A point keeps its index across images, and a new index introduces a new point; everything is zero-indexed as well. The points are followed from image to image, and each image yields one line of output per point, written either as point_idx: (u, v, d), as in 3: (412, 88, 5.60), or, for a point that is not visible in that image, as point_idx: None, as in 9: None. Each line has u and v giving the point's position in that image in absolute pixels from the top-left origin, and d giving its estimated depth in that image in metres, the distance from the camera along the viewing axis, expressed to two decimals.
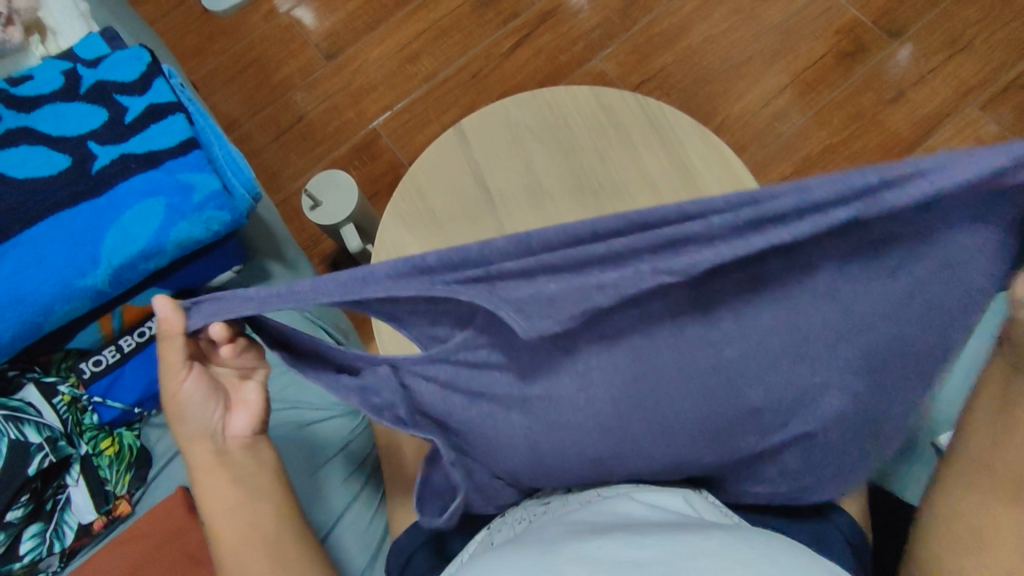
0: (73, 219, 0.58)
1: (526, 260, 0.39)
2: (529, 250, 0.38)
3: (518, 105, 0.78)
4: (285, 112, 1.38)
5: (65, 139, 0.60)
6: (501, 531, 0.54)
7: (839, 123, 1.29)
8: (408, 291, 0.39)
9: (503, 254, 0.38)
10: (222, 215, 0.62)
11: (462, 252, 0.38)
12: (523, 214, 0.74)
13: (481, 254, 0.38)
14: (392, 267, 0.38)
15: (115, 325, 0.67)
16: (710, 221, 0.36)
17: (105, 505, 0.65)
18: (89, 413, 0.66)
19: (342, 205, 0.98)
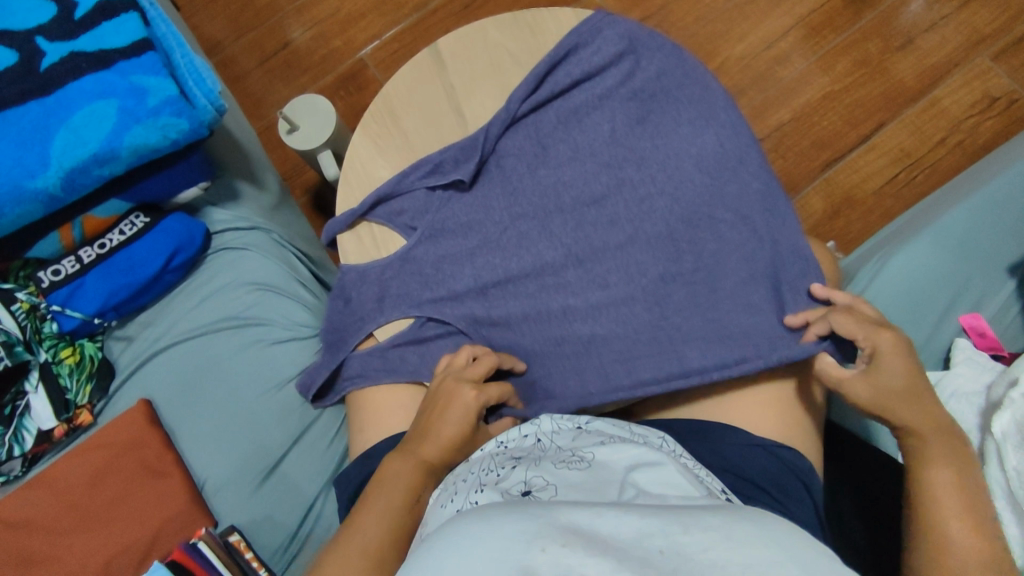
0: (21, 118, 0.56)
1: (445, 160, 0.70)
2: (438, 168, 0.71)
3: (498, 25, 0.74)
4: (269, 37, 1.34)
5: (11, 33, 0.57)
6: (460, 480, 0.55)
7: (844, 70, 1.24)
8: (397, 185, 0.70)
9: (438, 164, 0.71)
10: (180, 122, 0.60)
11: (414, 166, 0.70)
12: (473, 85, 0.73)
13: (423, 161, 0.70)
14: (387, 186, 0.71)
15: (75, 236, 0.66)
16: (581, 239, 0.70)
17: (64, 413, 0.66)
18: (49, 322, 0.66)
19: (319, 130, 0.95)
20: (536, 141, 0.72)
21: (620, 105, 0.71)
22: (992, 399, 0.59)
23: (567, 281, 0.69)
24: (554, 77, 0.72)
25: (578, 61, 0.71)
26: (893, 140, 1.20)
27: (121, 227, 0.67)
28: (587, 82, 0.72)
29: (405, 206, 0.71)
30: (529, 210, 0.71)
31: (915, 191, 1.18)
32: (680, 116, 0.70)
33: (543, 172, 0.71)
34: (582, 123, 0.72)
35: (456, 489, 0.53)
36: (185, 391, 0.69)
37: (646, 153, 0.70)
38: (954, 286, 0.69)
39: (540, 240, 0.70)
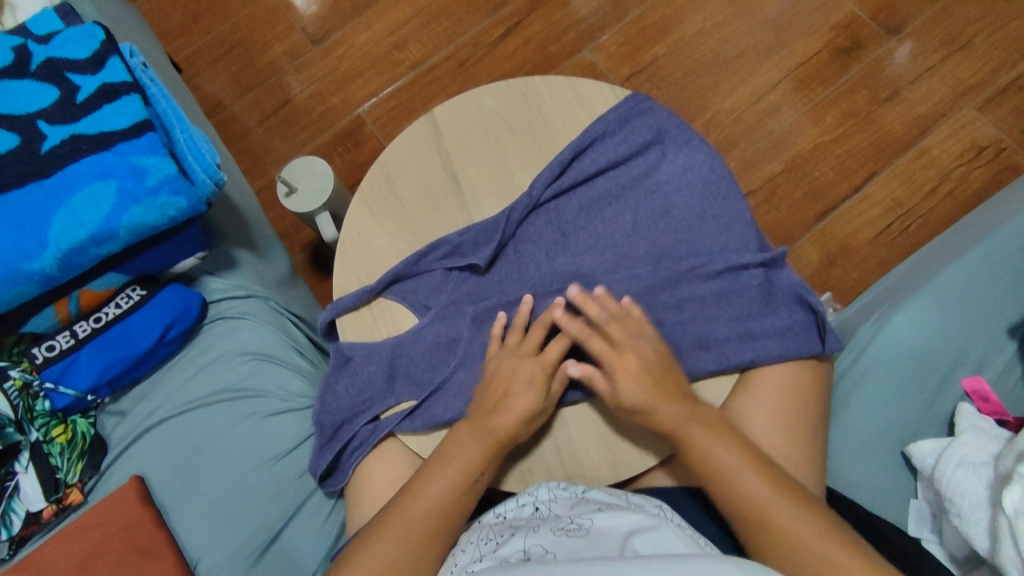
0: (20, 200, 0.56)
1: (465, 237, 0.70)
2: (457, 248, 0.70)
3: (492, 93, 0.76)
4: (268, 96, 1.37)
5: (13, 116, 0.58)
6: (459, 552, 0.55)
7: (833, 121, 1.26)
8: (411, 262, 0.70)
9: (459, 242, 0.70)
10: (178, 201, 0.60)
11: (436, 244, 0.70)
12: (470, 154, 0.74)
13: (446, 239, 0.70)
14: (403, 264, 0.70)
15: (71, 309, 0.66)
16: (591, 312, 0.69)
17: (53, 494, 0.64)
18: (42, 399, 0.64)
19: (317, 193, 0.96)
20: (555, 228, 0.72)
21: (645, 199, 0.72)
22: (998, 472, 0.56)
23: (584, 352, 0.67)
24: (579, 164, 0.72)
25: (605, 150, 0.72)
26: (885, 190, 1.22)
27: (117, 300, 0.67)
28: (611, 171, 0.73)
29: (421, 286, 0.71)
30: (541, 283, 0.70)
31: (909, 240, 1.19)
32: (689, 186, 0.71)
33: (563, 259, 0.70)
34: (604, 213, 0.72)
35: (457, 563, 0.53)
36: (180, 466, 0.68)
37: (656, 223, 0.71)
38: (957, 346, 0.69)
39: (564, 308, 0.69)
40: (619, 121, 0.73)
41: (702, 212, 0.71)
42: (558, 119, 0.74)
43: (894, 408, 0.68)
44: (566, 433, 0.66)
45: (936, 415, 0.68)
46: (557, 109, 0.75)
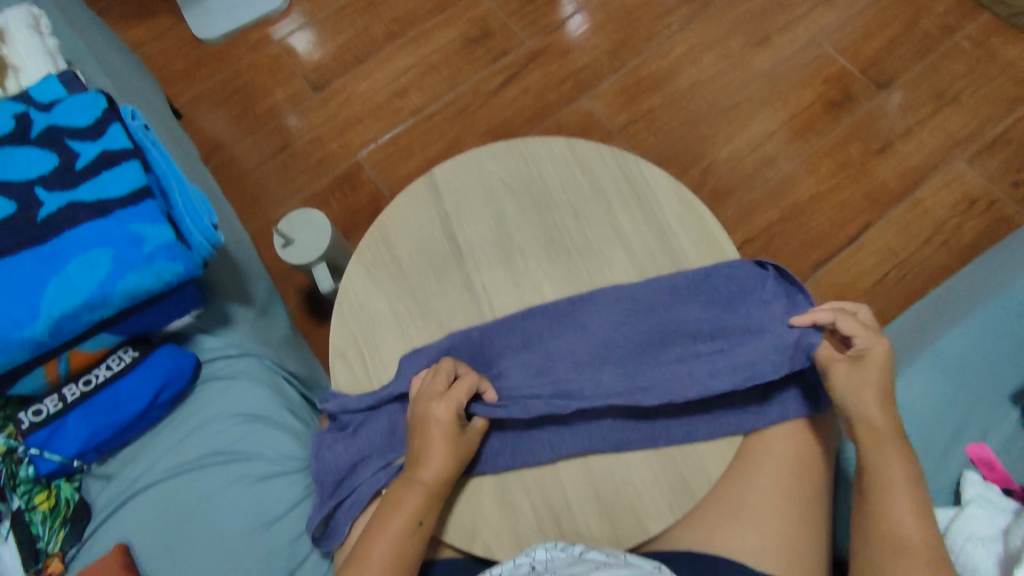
0: (14, 267, 0.56)
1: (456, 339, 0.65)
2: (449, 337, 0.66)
3: (492, 155, 0.77)
4: (269, 142, 1.38)
5: (10, 183, 0.58)
6: None
7: (826, 171, 1.28)
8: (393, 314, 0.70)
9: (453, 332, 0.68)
10: (176, 266, 0.60)
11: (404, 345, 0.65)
12: (469, 215, 0.74)
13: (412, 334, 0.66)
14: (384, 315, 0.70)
15: (60, 372, 0.64)
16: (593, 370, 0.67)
17: (34, 565, 0.61)
18: (25, 465, 0.63)
19: (315, 244, 0.96)
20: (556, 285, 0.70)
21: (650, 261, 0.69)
22: (1009, 549, 0.56)
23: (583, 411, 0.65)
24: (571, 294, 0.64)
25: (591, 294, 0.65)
26: (881, 239, 1.23)
27: (108, 362, 0.66)
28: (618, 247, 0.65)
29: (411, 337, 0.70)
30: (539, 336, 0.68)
31: (906, 289, 1.19)
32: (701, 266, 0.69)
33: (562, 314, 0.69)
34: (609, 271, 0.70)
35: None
36: (166, 532, 0.66)
37: (669, 288, 0.69)
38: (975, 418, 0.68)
39: (564, 367, 0.67)
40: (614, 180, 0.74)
41: (721, 279, 0.69)
42: (556, 181, 0.75)
43: None
44: (564, 502, 0.63)
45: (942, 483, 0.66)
46: (555, 171, 0.76)
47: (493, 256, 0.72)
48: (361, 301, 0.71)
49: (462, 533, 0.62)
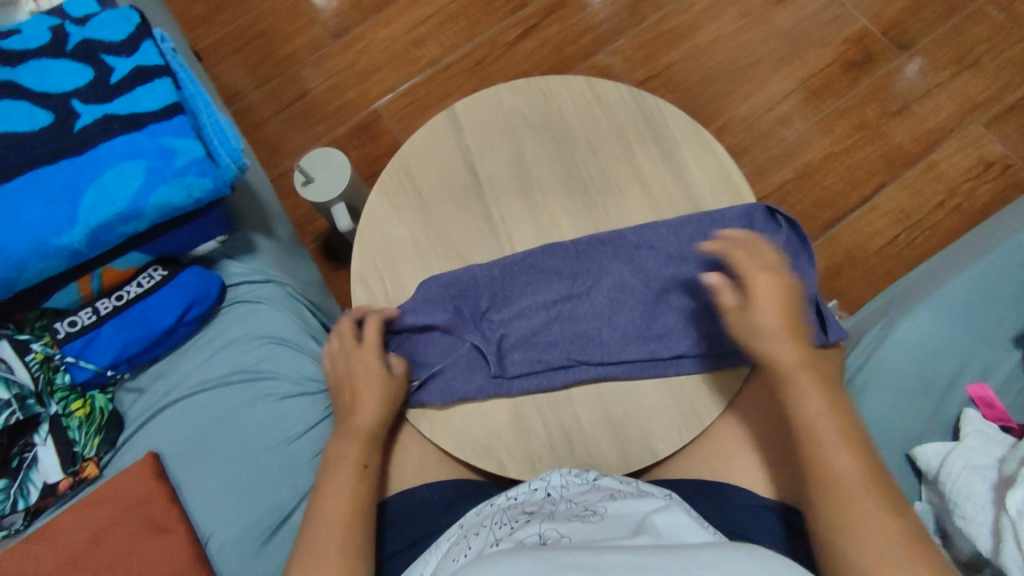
0: (52, 175, 0.58)
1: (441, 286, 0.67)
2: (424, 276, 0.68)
3: (513, 91, 0.78)
4: (287, 88, 1.38)
5: (49, 96, 0.60)
6: (466, 540, 0.55)
7: (843, 132, 1.28)
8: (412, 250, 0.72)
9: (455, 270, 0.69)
10: (204, 182, 0.62)
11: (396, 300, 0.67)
12: (489, 149, 0.75)
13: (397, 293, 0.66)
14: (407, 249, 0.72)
15: (93, 287, 0.67)
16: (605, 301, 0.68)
17: (71, 467, 0.64)
18: (62, 373, 0.66)
19: (335, 183, 0.98)
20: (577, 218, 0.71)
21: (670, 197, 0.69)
22: (1004, 475, 0.56)
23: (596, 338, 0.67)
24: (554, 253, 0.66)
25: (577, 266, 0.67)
26: (894, 201, 1.23)
27: (138, 279, 0.68)
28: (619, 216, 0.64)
29: (434, 266, 0.71)
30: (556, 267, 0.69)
31: (916, 251, 1.21)
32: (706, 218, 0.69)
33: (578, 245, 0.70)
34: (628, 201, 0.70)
35: (470, 541, 0.54)
36: (194, 445, 0.68)
37: (690, 226, 0.70)
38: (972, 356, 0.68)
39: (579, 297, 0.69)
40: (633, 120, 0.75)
41: (740, 219, 0.69)
42: (575, 118, 0.76)
43: (897, 414, 0.68)
44: (577, 424, 0.65)
45: (941, 420, 0.67)
46: (574, 109, 0.77)
47: (511, 190, 0.74)
48: (381, 230, 0.73)
49: (478, 452, 0.64)
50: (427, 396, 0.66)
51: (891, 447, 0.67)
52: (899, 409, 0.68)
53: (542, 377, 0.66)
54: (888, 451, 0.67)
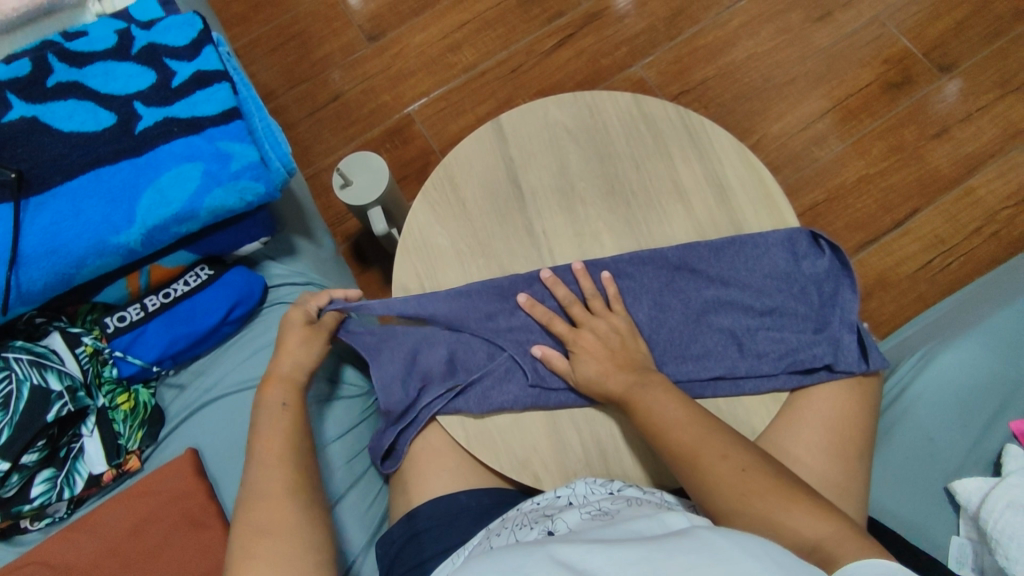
0: (113, 175, 0.60)
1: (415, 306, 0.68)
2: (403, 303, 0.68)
3: (557, 105, 0.78)
4: (323, 89, 1.40)
5: (111, 97, 0.62)
6: (487, 542, 0.55)
7: (878, 154, 1.27)
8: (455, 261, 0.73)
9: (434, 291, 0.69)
10: (257, 186, 0.63)
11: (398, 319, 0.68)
12: (533, 161, 0.76)
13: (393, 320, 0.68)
14: (450, 259, 0.73)
15: (142, 283, 0.69)
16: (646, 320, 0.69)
17: (115, 459, 0.66)
18: (110, 366, 0.68)
19: (372, 187, 0.99)
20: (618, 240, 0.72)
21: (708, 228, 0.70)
22: None
23: None
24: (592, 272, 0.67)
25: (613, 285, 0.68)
26: (928, 226, 1.22)
27: (185, 278, 0.70)
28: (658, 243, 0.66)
29: (476, 276, 0.72)
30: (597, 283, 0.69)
31: (949, 276, 1.19)
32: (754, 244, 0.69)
33: (619, 262, 0.70)
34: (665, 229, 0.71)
35: (490, 542, 0.54)
36: (234, 446, 0.69)
37: (732, 249, 0.70)
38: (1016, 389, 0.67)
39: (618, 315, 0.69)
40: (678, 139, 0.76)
41: (785, 244, 0.69)
42: (620, 135, 0.77)
43: (936, 446, 0.67)
44: (614, 441, 0.64)
45: (981, 455, 0.66)
46: (619, 125, 0.77)
47: (554, 203, 0.74)
48: (425, 238, 0.74)
49: (513, 464, 0.64)
50: (462, 403, 0.65)
51: (931, 480, 0.66)
52: (938, 441, 0.67)
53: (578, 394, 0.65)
54: (929, 484, 0.66)
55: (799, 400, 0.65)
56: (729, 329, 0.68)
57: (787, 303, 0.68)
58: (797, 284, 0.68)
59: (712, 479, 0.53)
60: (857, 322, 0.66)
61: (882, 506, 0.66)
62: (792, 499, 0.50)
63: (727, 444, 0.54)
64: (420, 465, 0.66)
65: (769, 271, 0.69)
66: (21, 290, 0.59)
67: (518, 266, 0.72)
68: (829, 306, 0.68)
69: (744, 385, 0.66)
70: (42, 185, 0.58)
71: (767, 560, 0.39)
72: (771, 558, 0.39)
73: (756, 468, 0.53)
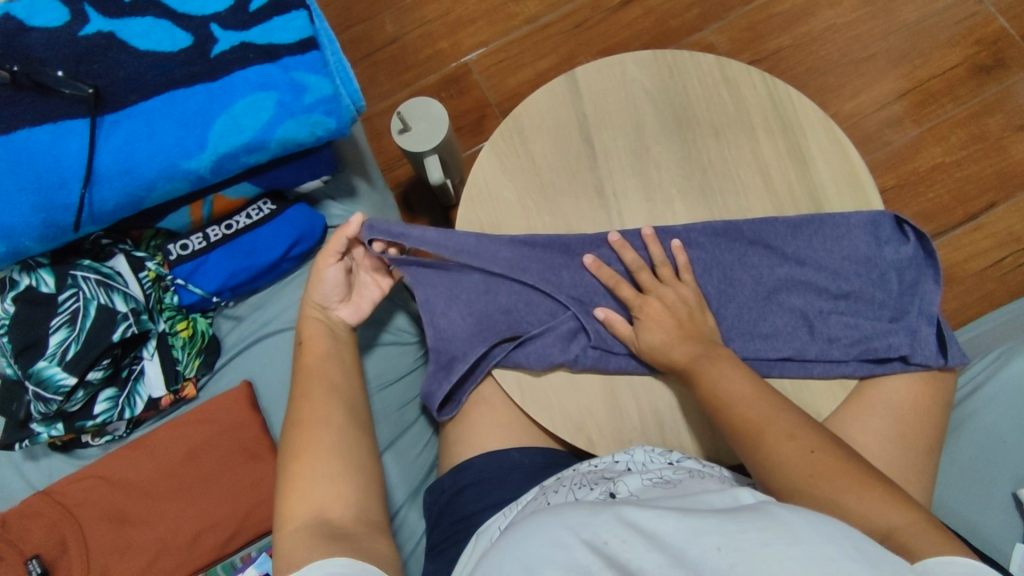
0: (187, 99, 0.59)
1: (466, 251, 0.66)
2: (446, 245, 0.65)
3: (638, 62, 0.74)
4: (380, 32, 1.36)
5: (188, 17, 0.60)
6: (541, 499, 0.54)
7: (957, 141, 1.20)
8: (520, 217, 0.71)
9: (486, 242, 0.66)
10: (328, 121, 0.62)
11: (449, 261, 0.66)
12: (608, 119, 0.73)
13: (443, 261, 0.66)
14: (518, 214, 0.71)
15: (204, 213, 0.68)
16: (712, 294, 0.67)
17: (174, 385, 0.66)
18: (171, 293, 0.68)
19: (432, 134, 0.96)
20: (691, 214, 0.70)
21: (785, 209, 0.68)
22: None
23: None
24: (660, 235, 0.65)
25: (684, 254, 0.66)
26: (1004, 222, 1.16)
27: (248, 211, 0.69)
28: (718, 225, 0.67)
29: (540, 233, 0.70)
30: (667, 251, 0.67)
31: (1021, 277, 1.14)
32: (836, 224, 0.66)
33: (691, 232, 0.67)
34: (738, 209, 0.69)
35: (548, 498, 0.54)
36: (288, 381, 0.69)
37: (812, 227, 0.66)
38: None
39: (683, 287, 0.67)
40: (762, 108, 0.72)
41: (868, 227, 0.66)
42: (699, 99, 0.73)
43: (1006, 448, 0.64)
44: (671, 413, 0.63)
45: None
46: (701, 88, 0.73)
47: (627, 165, 0.71)
48: (491, 189, 0.72)
49: (568, 427, 0.63)
50: (522, 359, 0.64)
51: (997, 480, 0.63)
52: (1009, 443, 0.64)
53: (638, 362, 0.64)
54: (994, 485, 0.63)
55: (868, 389, 0.63)
56: (801, 310, 0.65)
57: (864, 288, 0.65)
58: (877, 270, 0.65)
59: (777, 458, 0.51)
60: (937, 314, 0.63)
61: (946, 506, 0.65)
62: (865, 485, 0.48)
63: (795, 424, 0.52)
64: (472, 417, 0.66)
65: (848, 255, 0.66)
66: (93, 209, 0.59)
67: (585, 226, 0.70)
68: (908, 295, 0.65)
69: (811, 369, 0.64)
70: (117, 103, 0.58)
71: (866, 559, 0.35)
72: (856, 543, 0.36)
73: (826, 451, 0.50)
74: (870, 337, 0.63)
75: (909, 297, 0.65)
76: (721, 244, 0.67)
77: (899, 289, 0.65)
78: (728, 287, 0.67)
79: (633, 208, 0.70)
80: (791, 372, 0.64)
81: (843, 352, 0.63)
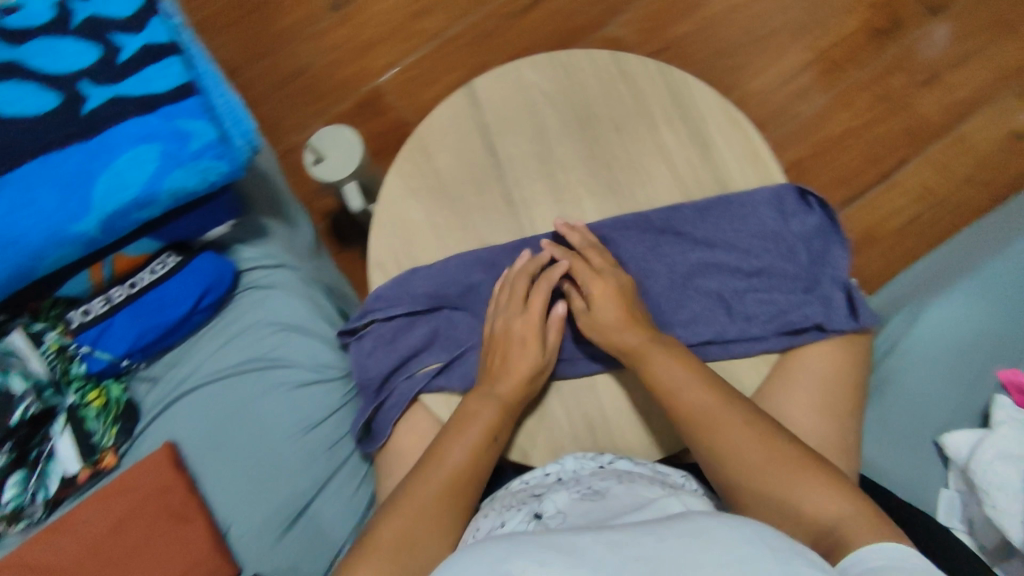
0: (62, 161, 0.56)
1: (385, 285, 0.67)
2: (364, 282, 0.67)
3: (534, 67, 0.75)
4: (289, 61, 1.34)
5: (55, 76, 0.58)
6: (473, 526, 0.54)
7: (864, 105, 1.24)
8: (433, 237, 0.70)
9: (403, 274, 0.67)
10: (220, 165, 0.60)
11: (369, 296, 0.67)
12: (510, 127, 0.73)
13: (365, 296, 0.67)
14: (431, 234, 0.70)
15: (105, 274, 0.63)
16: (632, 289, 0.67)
17: (90, 456, 0.64)
18: (77, 362, 0.64)
19: (345, 161, 0.95)
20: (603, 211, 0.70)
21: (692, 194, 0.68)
22: None
23: None
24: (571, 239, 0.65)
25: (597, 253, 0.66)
26: (917, 177, 1.20)
27: (152, 266, 0.65)
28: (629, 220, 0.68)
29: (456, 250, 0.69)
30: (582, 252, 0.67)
31: (938, 227, 1.18)
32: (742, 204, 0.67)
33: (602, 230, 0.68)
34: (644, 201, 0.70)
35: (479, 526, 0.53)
36: (213, 434, 0.68)
37: (718, 209, 0.68)
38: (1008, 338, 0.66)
39: None
40: (660, 99, 0.73)
41: (772, 203, 0.67)
42: (597, 96, 0.73)
43: (928, 401, 0.66)
44: (602, 414, 0.63)
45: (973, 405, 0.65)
46: (598, 86, 0.74)
47: (534, 171, 0.71)
48: (402, 213, 0.71)
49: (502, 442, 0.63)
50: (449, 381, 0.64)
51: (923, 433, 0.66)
52: (930, 395, 0.66)
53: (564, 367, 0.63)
54: (920, 438, 0.66)
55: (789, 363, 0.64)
56: (720, 292, 0.66)
57: (777, 263, 0.66)
58: (786, 243, 0.67)
59: None
60: (847, 279, 0.65)
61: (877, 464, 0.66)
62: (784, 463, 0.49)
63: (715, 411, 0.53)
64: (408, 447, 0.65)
65: (757, 232, 0.67)
66: None
67: (499, 238, 0.70)
68: (819, 264, 0.66)
69: (735, 349, 0.65)
70: None
71: (775, 555, 0.35)
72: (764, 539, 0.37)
73: None
74: (787, 309, 0.64)
75: (821, 265, 0.66)
76: (634, 238, 0.68)
77: (810, 260, 0.66)
78: (647, 279, 0.67)
79: (544, 214, 0.70)
80: (716, 354, 0.65)
81: (763, 327, 0.64)
